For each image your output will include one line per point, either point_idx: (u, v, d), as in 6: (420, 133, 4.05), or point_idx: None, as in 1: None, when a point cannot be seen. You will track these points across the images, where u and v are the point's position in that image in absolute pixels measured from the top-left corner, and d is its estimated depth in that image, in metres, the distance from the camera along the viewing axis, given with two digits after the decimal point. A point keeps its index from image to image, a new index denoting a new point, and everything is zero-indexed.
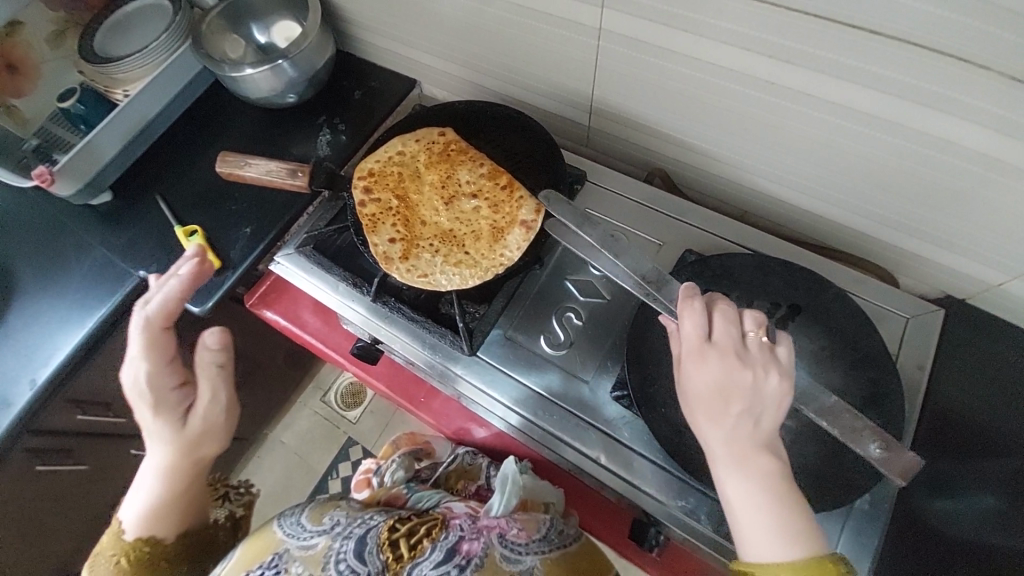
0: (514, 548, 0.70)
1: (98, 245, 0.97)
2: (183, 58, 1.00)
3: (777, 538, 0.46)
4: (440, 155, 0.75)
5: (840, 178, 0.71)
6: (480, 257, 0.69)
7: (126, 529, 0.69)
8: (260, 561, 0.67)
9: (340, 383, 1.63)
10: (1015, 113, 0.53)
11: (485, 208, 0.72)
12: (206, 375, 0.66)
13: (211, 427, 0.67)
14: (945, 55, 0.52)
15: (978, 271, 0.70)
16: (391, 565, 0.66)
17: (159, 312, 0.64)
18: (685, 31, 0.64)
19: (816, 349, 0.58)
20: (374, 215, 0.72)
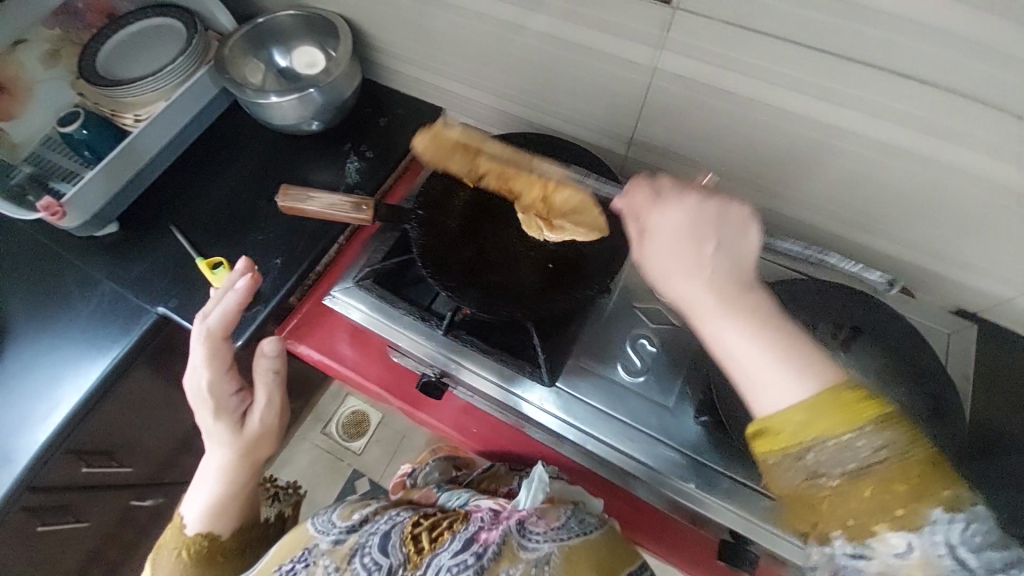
0: (530, 534, 0.68)
1: (105, 280, 0.89)
2: (200, 82, 0.96)
3: (786, 375, 0.43)
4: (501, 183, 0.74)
5: (870, 207, 0.77)
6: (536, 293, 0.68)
7: (187, 523, 0.77)
8: (292, 555, 0.70)
9: (341, 413, 1.57)
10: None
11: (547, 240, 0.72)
12: (263, 382, 0.75)
13: (266, 429, 0.76)
14: (974, 99, 0.59)
15: (993, 289, 0.77)
16: (412, 558, 0.68)
17: (219, 324, 0.73)
18: (739, 73, 0.69)
19: (880, 366, 0.63)
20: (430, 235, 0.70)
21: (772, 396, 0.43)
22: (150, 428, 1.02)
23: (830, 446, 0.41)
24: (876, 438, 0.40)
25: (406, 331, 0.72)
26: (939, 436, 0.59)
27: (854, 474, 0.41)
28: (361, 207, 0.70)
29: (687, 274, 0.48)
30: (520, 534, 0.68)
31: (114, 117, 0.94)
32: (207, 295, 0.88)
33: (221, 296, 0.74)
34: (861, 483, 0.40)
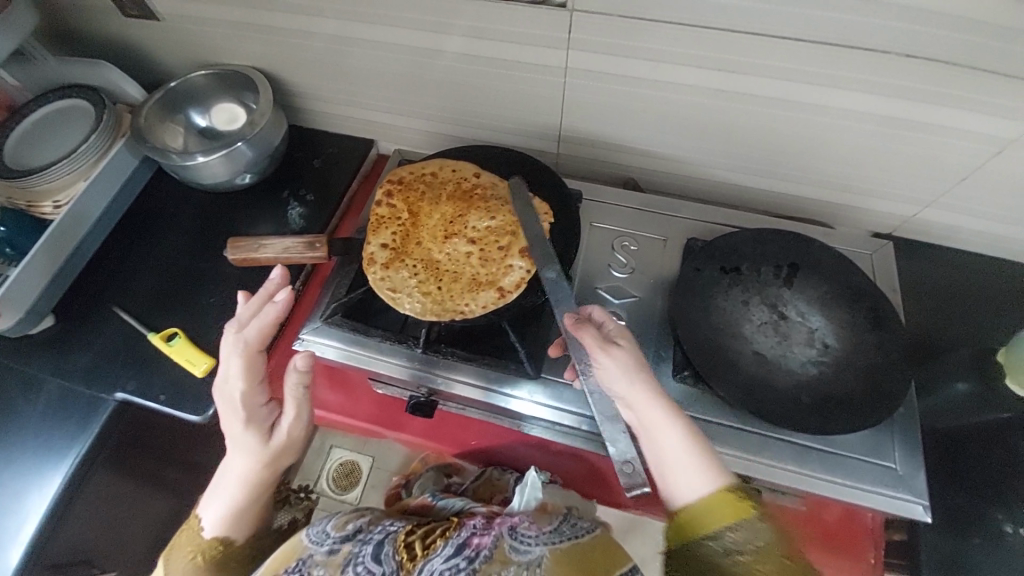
0: (522, 540, 0.68)
1: (49, 377, 0.84)
2: (118, 157, 0.93)
3: (698, 474, 0.56)
4: (464, 193, 0.75)
5: (781, 157, 0.85)
6: (450, 298, 0.68)
7: (206, 525, 0.69)
8: (286, 567, 0.68)
9: (328, 468, 1.51)
10: (902, 80, 0.69)
11: (476, 255, 0.71)
12: (294, 395, 0.66)
13: (293, 442, 0.68)
14: (849, 46, 0.67)
15: (899, 209, 0.87)
16: (406, 564, 0.67)
17: (257, 334, 0.65)
18: (642, 58, 0.75)
19: (822, 294, 0.69)
20: (380, 218, 0.74)
21: (690, 483, 0.56)
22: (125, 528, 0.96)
23: (717, 542, 0.53)
24: (754, 534, 0.52)
25: (384, 356, 0.71)
26: (883, 341, 0.65)
27: (753, 553, 0.52)
28: (315, 245, 0.71)
29: (659, 415, 0.58)
30: (512, 538, 0.68)
31: (33, 208, 0.89)
32: (167, 369, 0.85)
33: (256, 306, 0.67)
34: (755, 561, 0.52)
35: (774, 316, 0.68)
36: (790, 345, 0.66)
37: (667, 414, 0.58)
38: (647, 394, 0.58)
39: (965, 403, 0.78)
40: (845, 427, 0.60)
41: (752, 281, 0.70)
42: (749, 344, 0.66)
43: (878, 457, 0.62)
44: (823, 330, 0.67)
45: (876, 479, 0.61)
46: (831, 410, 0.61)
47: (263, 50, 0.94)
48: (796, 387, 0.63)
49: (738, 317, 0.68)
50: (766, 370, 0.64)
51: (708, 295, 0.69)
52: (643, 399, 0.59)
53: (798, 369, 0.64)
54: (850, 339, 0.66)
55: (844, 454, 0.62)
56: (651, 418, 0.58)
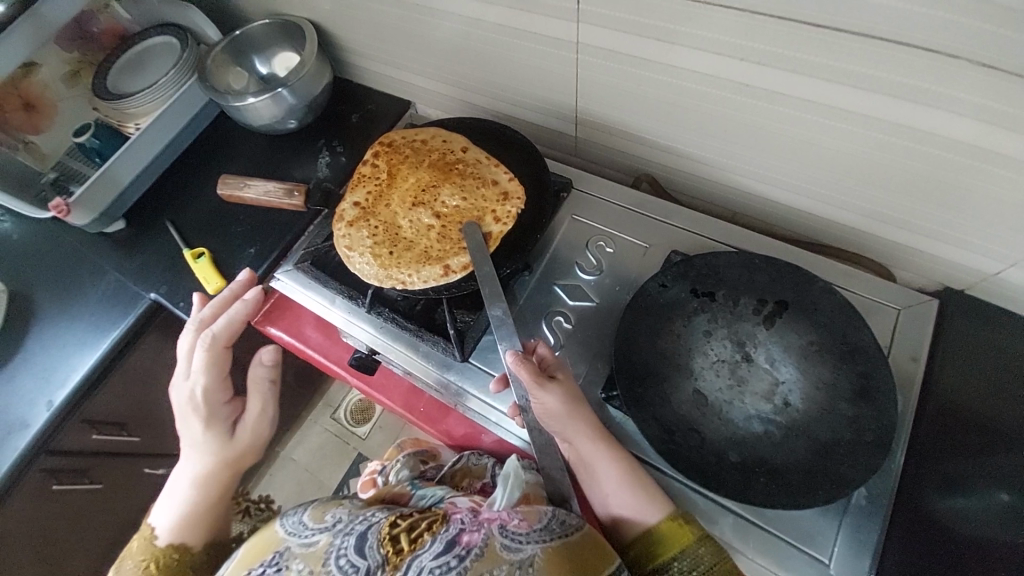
0: (515, 537, 0.55)
1: (111, 270, 1.01)
2: (189, 91, 1.06)
3: (645, 505, 0.56)
4: (444, 164, 0.74)
5: (823, 174, 0.71)
6: (395, 264, 0.69)
7: (157, 535, 0.72)
8: (261, 560, 0.56)
9: (349, 400, 1.64)
10: (999, 103, 0.53)
11: (436, 230, 0.71)
12: (259, 388, 0.76)
13: (257, 437, 0.76)
14: (924, 48, 0.52)
15: (976, 262, 0.69)
16: (391, 559, 0.53)
17: (224, 331, 0.76)
18: (658, 39, 0.66)
19: (806, 344, 0.58)
20: (362, 175, 0.76)
21: (638, 514, 0.56)
22: (157, 402, 1.15)
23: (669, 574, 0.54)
24: (699, 557, 0.53)
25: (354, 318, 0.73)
26: (861, 416, 0.53)
27: None
28: None
29: (596, 446, 0.58)
30: (502, 535, 0.55)
31: (122, 127, 1.06)
32: (192, 281, 0.97)
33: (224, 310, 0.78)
34: None
35: (737, 356, 0.59)
36: (743, 393, 0.57)
37: (605, 442, 0.58)
38: (579, 426, 0.58)
39: (990, 515, 0.62)
40: (765, 498, 0.51)
41: (723, 311, 0.61)
42: (691, 380, 0.59)
43: (809, 545, 0.53)
44: (790, 385, 0.57)
45: (796, 567, 0.52)
46: (758, 475, 0.53)
47: (323, 7, 0.99)
48: (726, 440, 0.55)
49: (691, 348, 0.60)
50: (700, 414, 0.57)
51: (665, 316, 0.62)
52: (579, 431, 0.58)
53: (740, 422, 0.56)
54: (820, 402, 0.55)
55: (768, 530, 0.54)
56: (591, 451, 0.58)
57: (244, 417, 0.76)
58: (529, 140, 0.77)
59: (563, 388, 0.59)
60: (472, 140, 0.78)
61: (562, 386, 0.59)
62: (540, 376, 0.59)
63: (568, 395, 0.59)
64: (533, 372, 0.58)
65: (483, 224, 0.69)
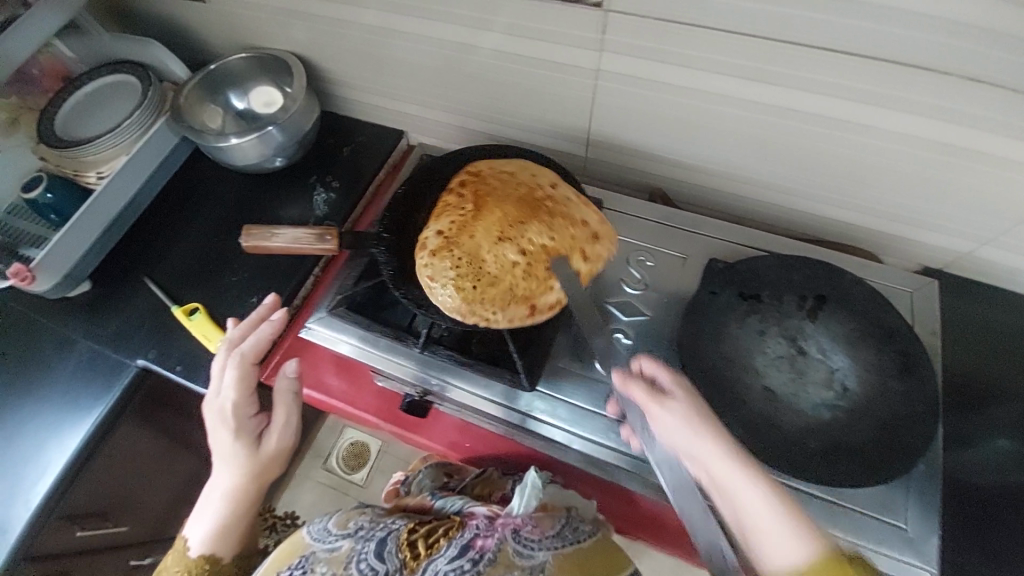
0: (527, 543, 0.68)
1: (83, 339, 0.89)
2: (158, 133, 0.97)
3: (790, 536, 0.48)
4: (531, 201, 0.70)
5: (824, 178, 0.79)
6: (480, 302, 0.67)
7: (190, 546, 0.72)
8: (289, 564, 0.68)
9: (340, 446, 1.55)
10: (970, 108, 0.62)
11: (525, 267, 0.68)
12: (284, 401, 0.72)
13: (282, 450, 0.72)
14: (919, 68, 0.60)
15: (953, 244, 0.80)
16: (408, 563, 0.65)
17: (252, 348, 0.72)
18: (677, 65, 0.71)
19: (850, 332, 0.64)
20: (447, 204, 0.73)
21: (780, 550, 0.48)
22: (141, 479, 1.03)
23: None
24: None
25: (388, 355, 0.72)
26: (910, 391, 0.60)
27: None
28: (325, 237, 0.74)
29: (738, 485, 0.52)
30: (514, 542, 0.67)
31: (78, 177, 0.94)
32: (187, 340, 0.88)
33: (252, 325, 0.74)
34: None
35: (792, 350, 0.64)
36: (805, 384, 0.62)
37: (743, 467, 0.52)
38: (710, 453, 0.53)
39: (1001, 463, 0.72)
40: (851, 480, 0.56)
41: (772, 310, 0.66)
42: (758, 379, 0.63)
43: (886, 515, 0.58)
44: (844, 371, 0.62)
45: (881, 539, 0.57)
46: (839, 459, 0.57)
47: (303, 37, 0.95)
48: (803, 430, 0.60)
49: (751, 348, 0.64)
50: (774, 409, 0.61)
51: (721, 321, 0.66)
52: (710, 460, 0.53)
53: (809, 411, 0.61)
54: (872, 383, 0.61)
55: (847, 507, 0.59)
56: (720, 488, 0.53)
57: (270, 428, 0.72)
58: (555, 163, 0.80)
59: (682, 412, 0.56)
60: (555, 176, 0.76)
61: (682, 411, 0.56)
62: (655, 393, 0.57)
63: (689, 416, 0.55)
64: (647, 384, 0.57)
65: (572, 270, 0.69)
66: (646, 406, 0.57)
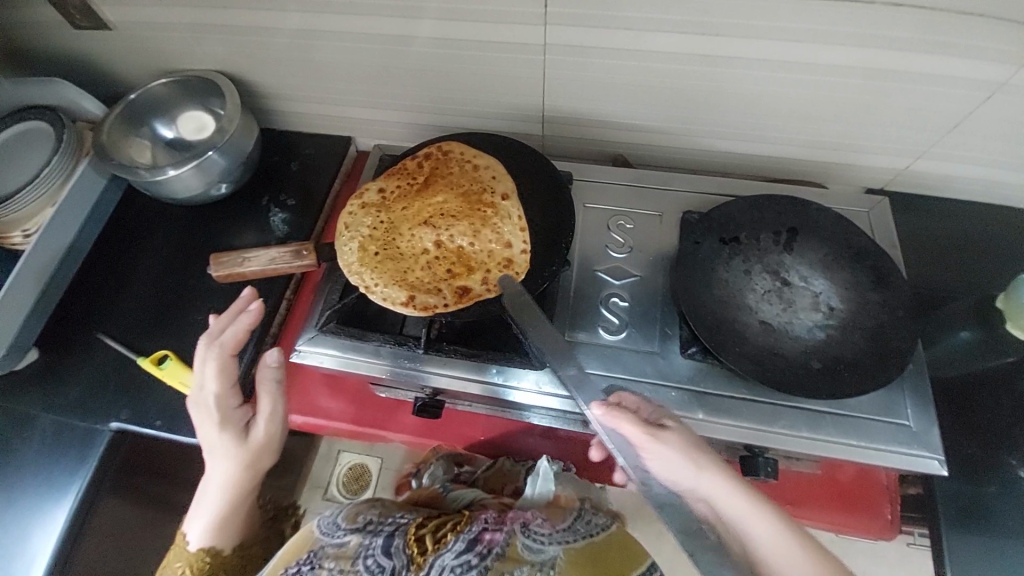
0: (536, 538, 0.62)
1: (43, 414, 0.81)
2: (83, 177, 0.89)
3: (801, 555, 0.53)
4: (472, 202, 0.74)
5: (773, 120, 0.83)
6: (368, 269, 0.72)
7: (190, 539, 0.70)
8: (296, 559, 0.63)
9: (337, 473, 1.46)
10: (890, 31, 0.67)
11: (431, 260, 0.73)
12: (267, 392, 0.66)
13: (273, 441, 0.67)
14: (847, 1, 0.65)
15: (892, 163, 0.87)
16: (416, 559, 0.61)
17: (228, 341, 0.66)
18: (624, 29, 0.72)
19: (824, 256, 0.68)
20: (404, 168, 0.79)
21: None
22: (134, 551, 0.95)
23: None
24: None
25: (384, 361, 0.71)
26: (889, 298, 0.65)
27: None
28: (302, 254, 0.73)
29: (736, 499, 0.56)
30: (524, 535, 0.62)
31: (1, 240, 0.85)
32: (162, 391, 0.82)
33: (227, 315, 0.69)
34: None
35: (777, 283, 0.68)
36: (796, 311, 0.66)
37: (730, 479, 0.56)
38: (709, 476, 0.56)
39: (965, 352, 0.79)
40: (859, 388, 0.60)
41: (752, 250, 0.69)
42: (753, 315, 0.66)
43: (891, 416, 0.63)
44: (827, 293, 0.66)
45: (891, 437, 0.62)
46: (843, 372, 0.61)
47: (224, 51, 0.89)
48: (804, 353, 0.63)
49: (741, 288, 0.67)
50: (774, 339, 0.64)
51: (710, 268, 0.68)
52: (708, 482, 0.56)
53: (805, 335, 0.64)
54: (854, 299, 0.65)
55: (858, 415, 0.63)
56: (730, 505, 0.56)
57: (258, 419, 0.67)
58: (520, 145, 0.80)
59: (678, 441, 0.57)
60: (519, 185, 0.77)
61: (677, 439, 0.57)
62: (649, 427, 0.57)
63: (686, 444, 0.57)
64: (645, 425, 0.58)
65: (475, 276, 0.71)
66: (640, 444, 0.57)
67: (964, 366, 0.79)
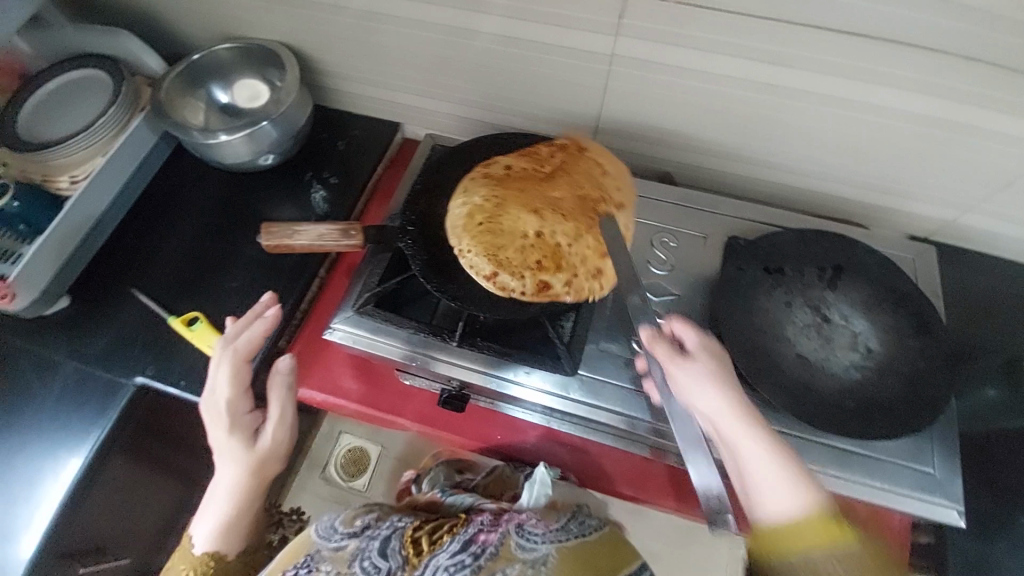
0: (529, 537, 0.63)
1: (69, 359, 0.82)
2: (136, 131, 0.90)
3: (780, 484, 0.53)
4: (584, 210, 0.72)
5: (827, 157, 0.83)
6: (466, 237, 0.71)
7: (195, 542, 0.69)
8: (294, 562, 0.64)
9: (337, 454, 1.47)
10: (953, 81, 0.67)
11: (529, 245, 0.70)
12: (278, 397, 0.69)
13: (281, 444, 0.69)
14: (923, 47, 0.65)
15: (939, 213, 0.87)
16: (411, 560, 0.62)
17: (245, 346, 0.69)
18: (693, 49, 0.73)
19: (866, 298, 0.68)
20: (536, 150, 0.77)
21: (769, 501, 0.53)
22: (137, 507, 0.95)
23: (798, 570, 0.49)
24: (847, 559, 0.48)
25: (416, 348, 0.72)
26: (928, 347, 0.65)
27: None
28: (349, 233, 0.74)
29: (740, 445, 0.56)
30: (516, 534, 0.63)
31: (48, 182, 0.86)
32: (189, 351, 0.82)
33: (244, 322, 0.71)
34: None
35: (817, 319, 0.68)
36: (833, 349, 0.66)
37: (749, 425, 0.56)
38: (722, 398, 0.57)
39: (991, 410, 0.79)
40: (891, 432, 0.60)
41: (795, 283, 0.69)
42: (791, 347, 0.66)
43: (917, 464, 0.63)
44: (866, 334, 0.66)
45: (915, 485, 0.62)
46: (876, 415, 0.61)
47: (289, 24, 0.90)
48: (838, 391, 0.63)
49: (781, 319, 0.67)
50: (809, 374, 0.64)
51: (751, 295, 0.68)
52: (717, 409, 0.57)
53: (840, 373, 0.64)
54: (893, 343, 0.65)
55: (885, 460, 0.63)
56: (730, 437, 0.56)
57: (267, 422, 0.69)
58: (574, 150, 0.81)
59: (703, 371, 0.58)
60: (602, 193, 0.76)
61: (702, 369, 0.58)
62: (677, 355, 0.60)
63: (709, 372, 0.58)
64: (671, 348, 0.61)
65: (560, 277, 0.69)
66: (667, 370, 0.60)
67: (990, 425, 0.78)
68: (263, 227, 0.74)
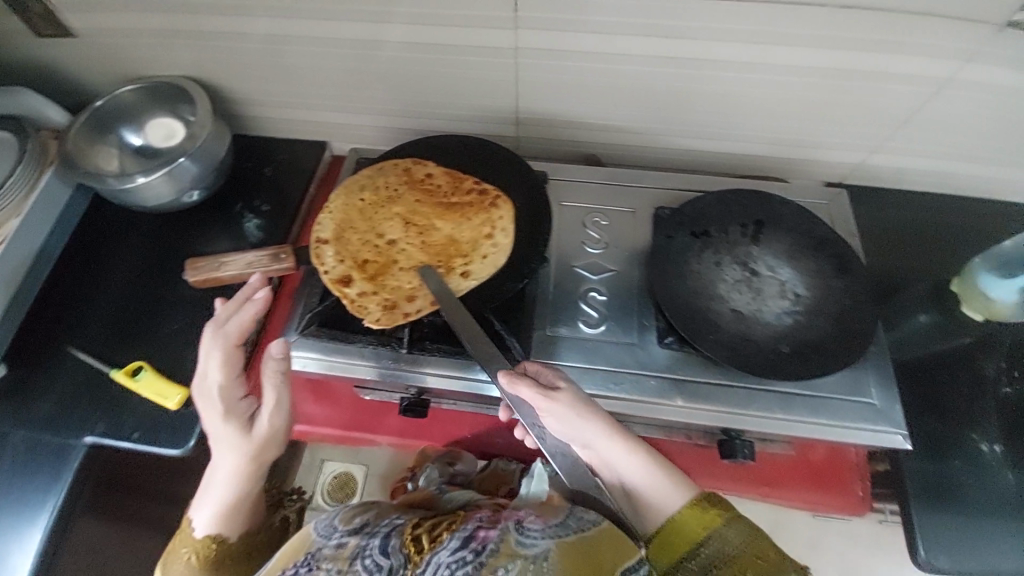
0: (529, 532, 0.59)
1: (10, 430, 0.78)
2: (48, 187, 0.87)
3: (664, 481, 0.63)
4: (442, 251, 0.74)
5: (738, 119, 0.86)
6: (337, 216, 0.77)
7: (195, 525, 0.68)
8: (292, 562, 0.61)
9: (322, 483, 1.44)
10: (836, 32, 0.71)
11: (379, 246, 0.76)
12: (271, 384, 0.65)
13: (276, 432, 0.66)
14: (801, 4, 0.69)
15: (850, 158, 0.91)
16: (413, 558, 0.60)
17: (234, 330, 0.66)
18: (592, 33, 0.75)
19: (789, 246, 0.72)
20: (462, 179, 0.79)
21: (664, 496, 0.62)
22: (110, 572, 0.91)
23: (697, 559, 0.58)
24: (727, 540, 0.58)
25: (368, 362, 0.71)
26: (849, 285, 0.68)
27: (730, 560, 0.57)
28: (281, 258, 0.74)
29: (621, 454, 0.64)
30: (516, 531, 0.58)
31: None
32: (138, 403, 0.80)
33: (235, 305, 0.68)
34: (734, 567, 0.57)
35: (746, 273, 0.70)
36: (765, 299, 0.68)
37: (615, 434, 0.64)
38: (594, 427, 0.63)
39: (924, 334, 0.84)
40: (826, 369, 0.63)
41: (721, 242, 0.72)
42: (726, 303, 0.68)
43: (857, 394, 0.67)
44: (793, 281, 0.69)
45: (857, 415, 0.66)
46: (811, 355, 0.64)
47: (194, 57, 0.88)
48: (773, 338, 0.66)
49: (713, 279, 0.70)
50: (746, 326, 0.67)
51: (682, 259, 0.71)
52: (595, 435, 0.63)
53: (774, 320, 0.67)
54: (818, 285, 0.69)
55: (827, 396, 0.67)
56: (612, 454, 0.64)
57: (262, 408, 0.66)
58: (496, 146, 0.82)
59: (569, 402, 0.63)
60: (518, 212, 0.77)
61: (567, 400, 0.62)
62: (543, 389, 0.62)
63: (575, 403, 0.63)
64: (540, 387, 0.62)
65: (367, 286, 0.72)
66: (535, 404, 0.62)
67: (925, 347, 0.83)
68: (190, 263, 0.77)
